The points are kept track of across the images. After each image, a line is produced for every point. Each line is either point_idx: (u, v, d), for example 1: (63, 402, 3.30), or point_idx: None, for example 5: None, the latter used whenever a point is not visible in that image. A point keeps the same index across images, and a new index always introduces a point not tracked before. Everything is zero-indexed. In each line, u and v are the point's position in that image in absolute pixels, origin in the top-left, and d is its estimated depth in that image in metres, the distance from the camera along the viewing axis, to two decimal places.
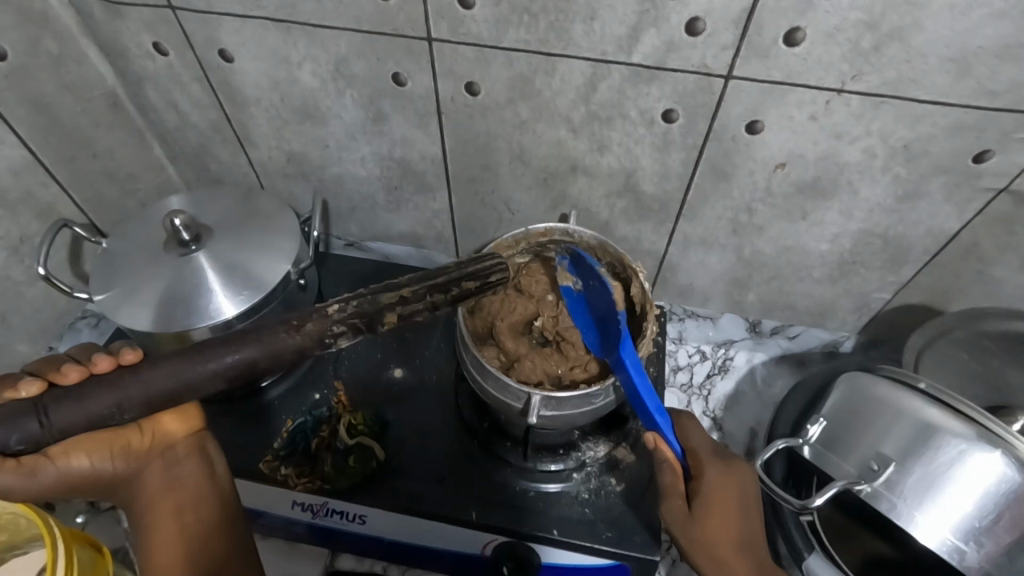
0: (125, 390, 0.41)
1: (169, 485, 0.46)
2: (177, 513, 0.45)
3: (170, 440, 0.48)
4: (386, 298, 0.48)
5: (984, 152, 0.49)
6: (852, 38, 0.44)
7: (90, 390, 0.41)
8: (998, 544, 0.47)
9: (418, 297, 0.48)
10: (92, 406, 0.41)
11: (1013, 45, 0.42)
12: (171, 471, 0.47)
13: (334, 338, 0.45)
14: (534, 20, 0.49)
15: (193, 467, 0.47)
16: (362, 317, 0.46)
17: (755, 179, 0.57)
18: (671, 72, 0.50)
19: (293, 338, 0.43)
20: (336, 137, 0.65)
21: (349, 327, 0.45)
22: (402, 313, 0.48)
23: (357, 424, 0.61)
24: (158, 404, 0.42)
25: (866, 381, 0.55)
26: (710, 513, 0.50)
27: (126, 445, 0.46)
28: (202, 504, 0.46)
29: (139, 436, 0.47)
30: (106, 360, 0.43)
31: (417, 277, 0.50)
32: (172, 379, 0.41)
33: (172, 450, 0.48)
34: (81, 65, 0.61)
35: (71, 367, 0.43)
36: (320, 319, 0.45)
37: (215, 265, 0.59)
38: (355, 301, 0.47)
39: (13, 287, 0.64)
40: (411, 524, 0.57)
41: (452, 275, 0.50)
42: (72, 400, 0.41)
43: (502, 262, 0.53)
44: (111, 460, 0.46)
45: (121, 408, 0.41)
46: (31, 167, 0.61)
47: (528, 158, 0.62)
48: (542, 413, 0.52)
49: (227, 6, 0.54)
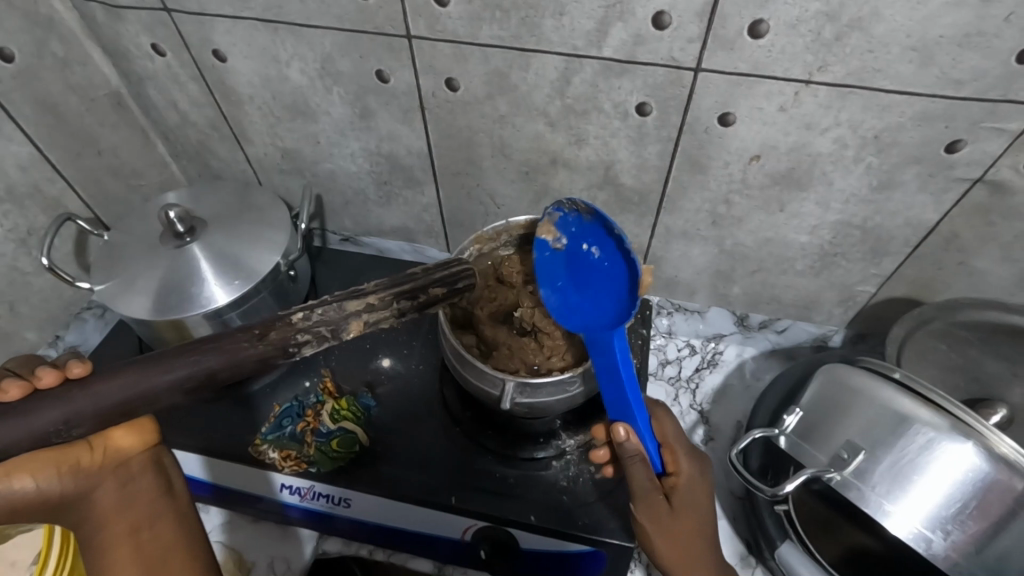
0: (76, 403, 0.42)
1: (125, 502, 0.43)
2: (132, 533, 0.43)
3: (122, 456, 0.45)
4: (352, 306, 0.51)
5: (955, 143, 0.50)
6: (814, 29, 0.45)
7: (34, 406, 0.42)
8: (965, 533, 0.47)
9: (384, 305, 0.51)
10: (36, 422, 0.41)
11: (972, 33, 0.43)
12: (126, 488, 0.44)
13: (297, 346, 0.48)
14: (506, 16, 0.51)
15: (148, 483, 0.45)
16: (327, 326, 0.49)
17: (730, 171, 0.58)
18: (642, 65, 0.51)
19: (256, 347, 0.46)
20: (327, 134, 0.68)
21: (313, 335, 0.48)
22: (368, 320, 0.51)
23: (341, 410, 0.62)
24: (110, 416, 0.43)
25: (843, 372, 0.55)
26: (689, 509, 0.50)
27: (74, 463, 0.43)
28: (159, 521, 0.44)
29: (90, 453, 0.43)
30: (51, 374, 0.43)
31: (386, 284, 0.53)
32: (127, 392, 0.43)
33: (126, 466, 0.45)
34: (85, 66, 0.65)
35: (11, 383, 0.43)
36: (284, 328, 0.47)
37: (208, 255, 0.61)
38: (321, 309, 0.50)
39: (21, 277, 0.67)
40: (392, 510, 0.59)
41: (419, 282, 0.53)
42: (14, 416, 0.41)
43: (470, 269, 0.55)
44: (58, 478, 0.42)
45: (69, 423, 0.42)
46: (38, 163, 0.64)
47: (510, 151, 0.63)
48: (516, 401, 0.53)
49: (219, 8, 0.57)
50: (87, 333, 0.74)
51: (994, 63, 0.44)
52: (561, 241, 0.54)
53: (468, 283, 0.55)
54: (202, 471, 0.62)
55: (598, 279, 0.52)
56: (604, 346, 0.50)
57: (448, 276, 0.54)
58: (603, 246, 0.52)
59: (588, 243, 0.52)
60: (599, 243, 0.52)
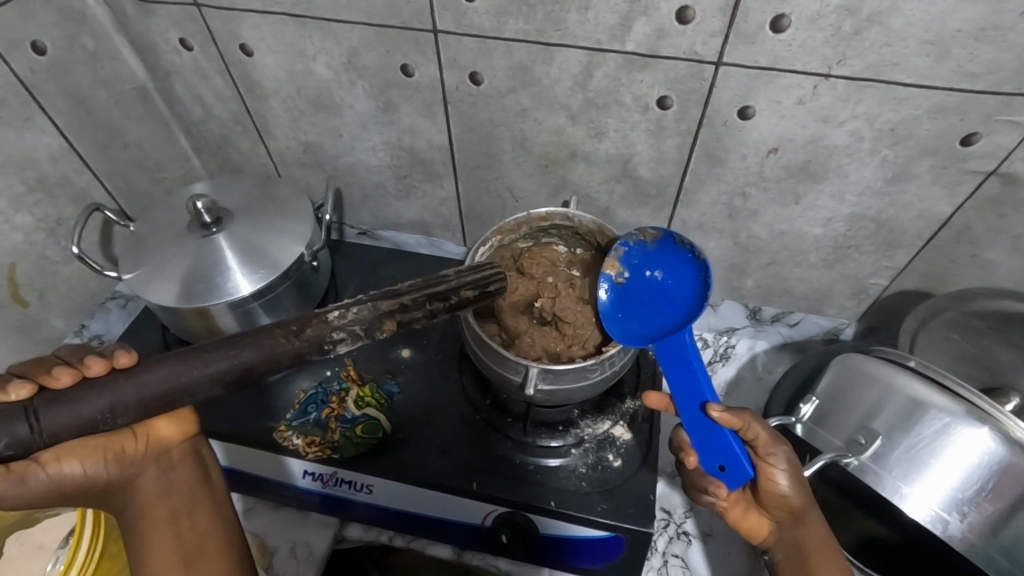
0: (120, 392, 0.41)
1: (165, 491, 0.45)
2: (171, 521, 0.44)
3: (163, 445, 0.47)
4: (386, 305, 0.49)
5: (970, 135, 0.51)
6: (834, 23, 0.47)
7: (80, 394, 0.41)
8: (981, 515, 0.48)
9: (418, 305, 0.50)
10: (83, 408, 0.40)
11: (988, 28, 0.44)
12: (167, 476, 0.46)
13: (333, 344, 0.46)
14: (532, 11, 0.52)
15: (189, 472, 0.47)
16: (361, 325, 0.47)
17: (747, 163, 0.59)
18: (663, 59, 0.53)
19: (292, 343, 0.44)
20: (350, 128, 0.69)
21: (348, 333, 0.47)
22: (402, 320, 0.49)
23: (366, 397, 0.63)
24: (154, 407, 0.42)
25: (860, 361, 0.56)
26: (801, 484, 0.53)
27: (119, 451, 0.44)
28: (197, 511, 0.45)
29: (134, 441, 0.45)
30: (99, 363, 0.43)
31: (418, 285, 0.52)
32: (168, 383, 0.41)
33: (167, 455, 0.47)
34: (114, 60, 0.66)
35: (62, 370, 0.43)
36: (320, 325, 0.46)
37: (232, 246, 0.62)
38: (357, 307, 0.48)
39: (50, 266, 0.68)
40: (412, 494, 0.60)
41: (451, 285, 0.53)
42: (62, 403, 0.41)
43: (500, 274, 0.56)
44: (104, 465, 0.44)
45: (114, 411, 0.41)
46: (68, 154, 0.65)
47: (530, 145, 0.65)
48: (538, 387, 0.53)
49: (248, 3, 0.58)
50: (111, 322, 0.75)
51: (1010, 56, 0.45)
52: (624, 274, 0.59)
53: (499, 287, 0.55)
54: (220, 458, 0.63)
55: (668, 302, 0.57)
56: (674, 344, 0.53)
57: (478, 279, 0.54)
58: (664, 268, 0.58)
59: (656, 271, 0.59)
60: (664, 268, 0.59)
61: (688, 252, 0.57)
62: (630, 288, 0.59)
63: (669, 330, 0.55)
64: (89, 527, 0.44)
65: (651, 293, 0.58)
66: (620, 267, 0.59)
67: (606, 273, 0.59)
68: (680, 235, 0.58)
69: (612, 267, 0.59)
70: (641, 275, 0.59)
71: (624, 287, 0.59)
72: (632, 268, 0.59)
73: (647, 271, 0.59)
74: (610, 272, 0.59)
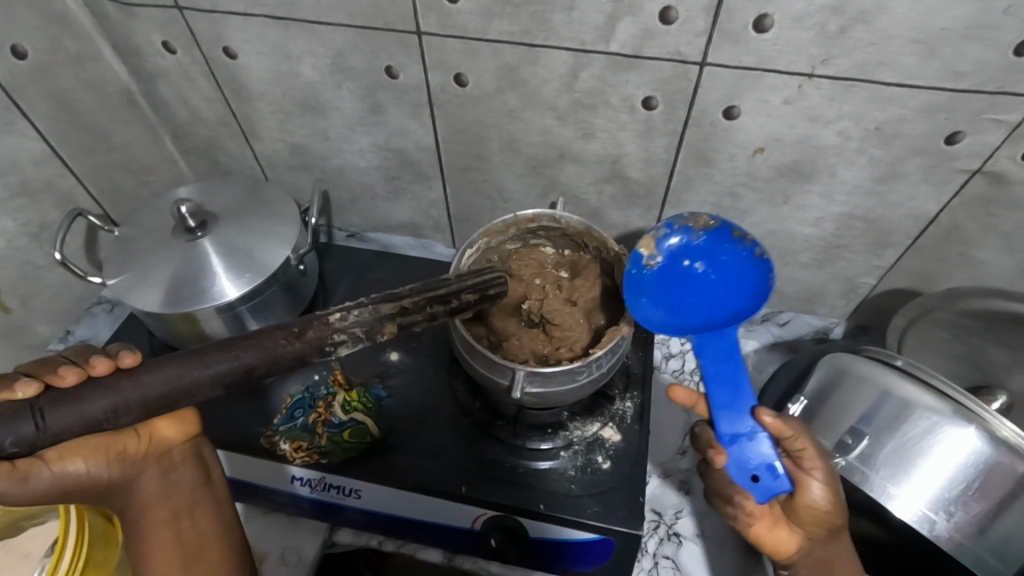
0: (124, 392, 0.39)
1: (166, 491, 0.45)
2: (172, 521, 0.45)
3: (165, 445, 0.46)
4: (386, 308, 0.49)
5: (955, 134, 0.51)
6: (819, 23, 0.46)
7: (85, 393, 0.39)
8: (968, 514, 0.48)
9: (418, 308, 0.50)
10: (87, 408, 0.39)
11: (974, 26, 0.44)
12: (170, 476, 0.45)
13: (333, 345, 0.46)
14: (516, 11, 0.52)
15: (190, 472, 0.47)
16: (362, 326, 0.47)
17: (736, 164, 0.59)
18: (649, 60, 0.52)
19: (292, 345, 0.44)
20: (337, 130, 0.68)
21: (349, 335, 0.47)
22: (402, 323, 0.49)
23: (352, 401, 0.63)
24: (155, 410, 0.40)
25: (848, 360, 0.55)
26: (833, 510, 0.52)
27: (121, 451, 0.43)
28: (197, 511, 0.46)
29: (136, 441, 0.44)
30: (106, 363, 0.42)
31: (418, 288, 0.51)
32: (170, 385, 0.40)
33: (168, 455, 0.46)
34: (97, 63, 0.66)
35: (68, 369, 0.41)
36: (320, 327, 0.46)
37: (219, 250, 0.62)
38: (357, 309, 0.48)
39: (34, 271, 0.68)
40: (399, 498, 0.59)
41: (452, 287, 0.53)
42: (67, 401, 0.39)
43: (500, 277, 0.56)
44: (106, 465, 0.42)
45: (117, 412, 0.39)
46: (50, 158, 0.64)
47: (519, 146, 0.64)
48: (526, 390, 0.53)
49: (231, 5, 0.58)
50: (97, 327, 0.74)
51: (995, 55, 0.45)
52: (657, 257, 0.57)
53: (499, 290, 0.55)
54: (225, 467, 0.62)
55: (705, 294, 0.57)
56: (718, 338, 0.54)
57: (477, 282, 0.54)
58: (707, 261, 0.57)
59: (695, 261, 0.57)
60: (706, 260, 0.57)
61: (744, 250, 0.56)
62: (660, 274, 0.58)
63: (707, 323, 0.56)
64: (73, 537, 0.41)
65: (685, 282, 0.58)
66: (655, 250, 0.57)
67: (638, 251, 0.57)
68: (737, 227, 0.57)
69: (647, 248, 0.57)
70: (679, 262, 0.58)
71: (654, 271, 0.58)
72: (667, 254, 0.57)
73: (685, 259, 0.57)
74: (644, 252, 0.57)
